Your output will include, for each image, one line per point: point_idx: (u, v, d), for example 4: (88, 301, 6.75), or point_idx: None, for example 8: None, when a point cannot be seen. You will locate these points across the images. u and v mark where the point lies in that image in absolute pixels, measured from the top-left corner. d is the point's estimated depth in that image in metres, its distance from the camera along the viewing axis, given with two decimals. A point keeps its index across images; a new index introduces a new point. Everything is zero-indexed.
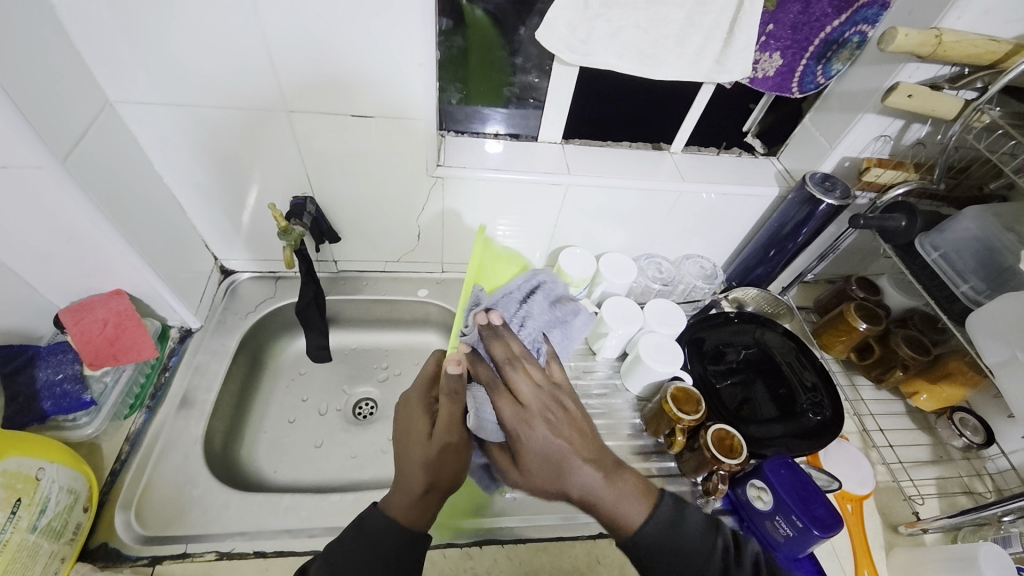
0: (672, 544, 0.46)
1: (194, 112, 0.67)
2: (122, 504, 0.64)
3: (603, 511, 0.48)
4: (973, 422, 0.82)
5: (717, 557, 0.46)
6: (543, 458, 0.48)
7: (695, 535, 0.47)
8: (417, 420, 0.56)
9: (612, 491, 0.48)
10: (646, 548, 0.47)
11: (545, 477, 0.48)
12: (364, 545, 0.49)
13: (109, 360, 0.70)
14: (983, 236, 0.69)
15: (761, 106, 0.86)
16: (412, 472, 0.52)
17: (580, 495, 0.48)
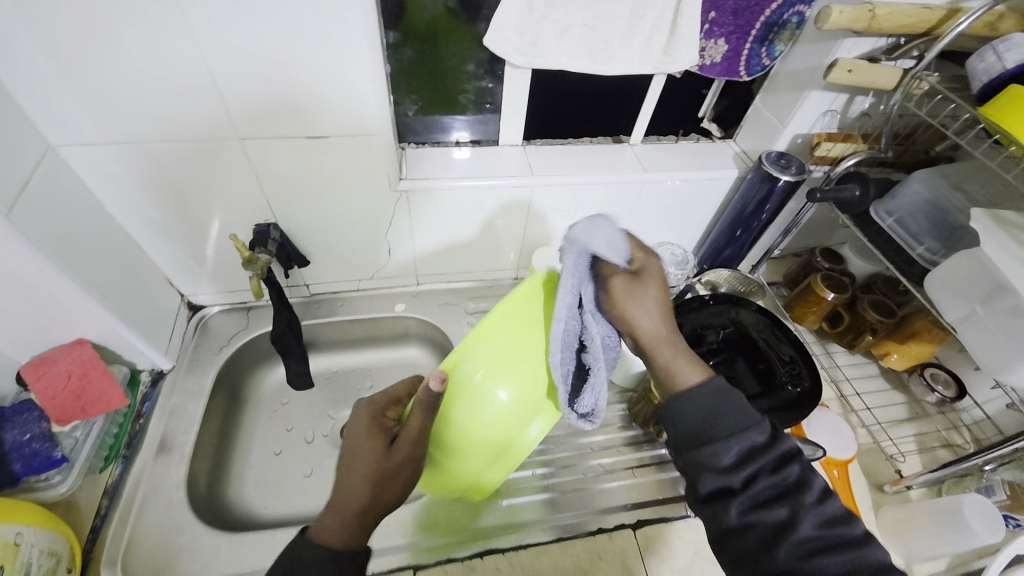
0: (719, 412, 0.50)
1: (142, 149, 0.64)
2: (107, 561, 0.62)
3: (670, 357, 0.54)
4: (944, 376, 0.85)
5: (762, 431, 0.49)
6: (637, 304, 0.54)
7: (743, 407, 0.50)
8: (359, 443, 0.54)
9: (684, 349, 0.54)
10: (696, 405, 0.51)
11: (632, 314, 0.54)
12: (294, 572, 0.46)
13: (77, 413, 0.67)
14: (934, 198, 0.73)
15: (713, 91, 0.88)
16: (353, 490, 0.50)
17: (656, 335, 0.55)
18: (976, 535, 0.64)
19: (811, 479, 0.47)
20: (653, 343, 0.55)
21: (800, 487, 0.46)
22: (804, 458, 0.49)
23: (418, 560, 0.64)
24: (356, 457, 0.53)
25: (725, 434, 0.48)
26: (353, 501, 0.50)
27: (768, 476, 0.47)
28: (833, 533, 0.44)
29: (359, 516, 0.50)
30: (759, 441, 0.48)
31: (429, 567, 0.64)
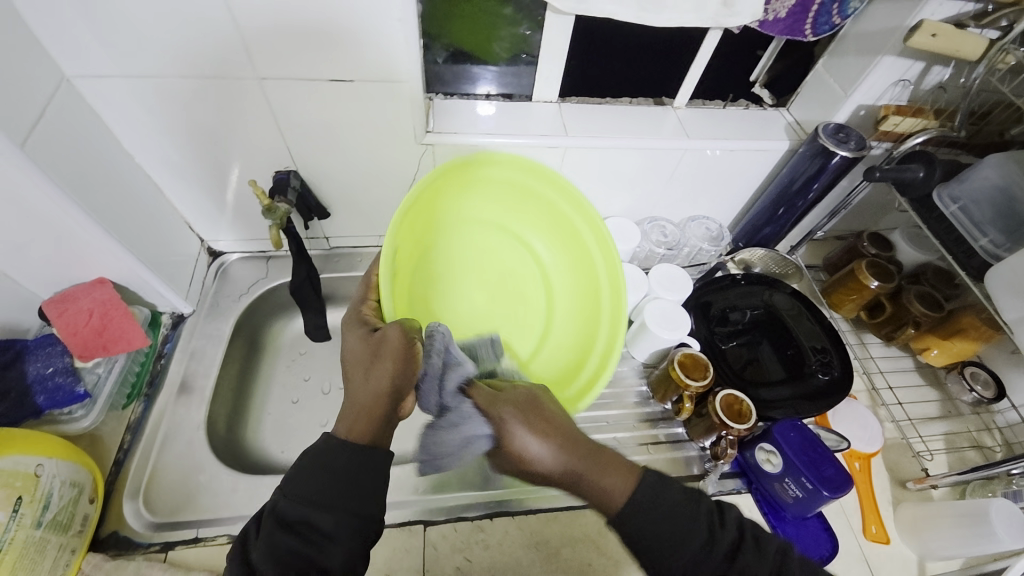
0: (656, 524, 0.42)
1: (160, 84, 0.61)
2: (129, 493, 0.64)
3: (588, 485, 0.44)
4: (984, 376, 0.80)
5: (697, 529, 0.41)
6: (524, 442, 0.46)
7: (674, 513, 0.42)
8: (358, 351, 0.51)
9: (591, 462, 0.45)
10: (636, 529, 0.42)
11: (527, 455, 0.46)
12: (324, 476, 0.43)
13: (99, 350, 0.67)
14: (1005, 184, 0.65)
15: (769, 53, 0.80)
16: (360, 383, 0.48)
17: (562, 470, 0.45)
18: (999, 541, 0.62)
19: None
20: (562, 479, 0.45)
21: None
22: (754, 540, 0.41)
23: (429, 516, 0.65)
24: (355, 365, 0.50)
25: (664, 547, 0.41)
26: (360, 396, 0.47)
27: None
28: None
29: (376, 401, 0.46)
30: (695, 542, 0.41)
31: (437, 522, 0.65)
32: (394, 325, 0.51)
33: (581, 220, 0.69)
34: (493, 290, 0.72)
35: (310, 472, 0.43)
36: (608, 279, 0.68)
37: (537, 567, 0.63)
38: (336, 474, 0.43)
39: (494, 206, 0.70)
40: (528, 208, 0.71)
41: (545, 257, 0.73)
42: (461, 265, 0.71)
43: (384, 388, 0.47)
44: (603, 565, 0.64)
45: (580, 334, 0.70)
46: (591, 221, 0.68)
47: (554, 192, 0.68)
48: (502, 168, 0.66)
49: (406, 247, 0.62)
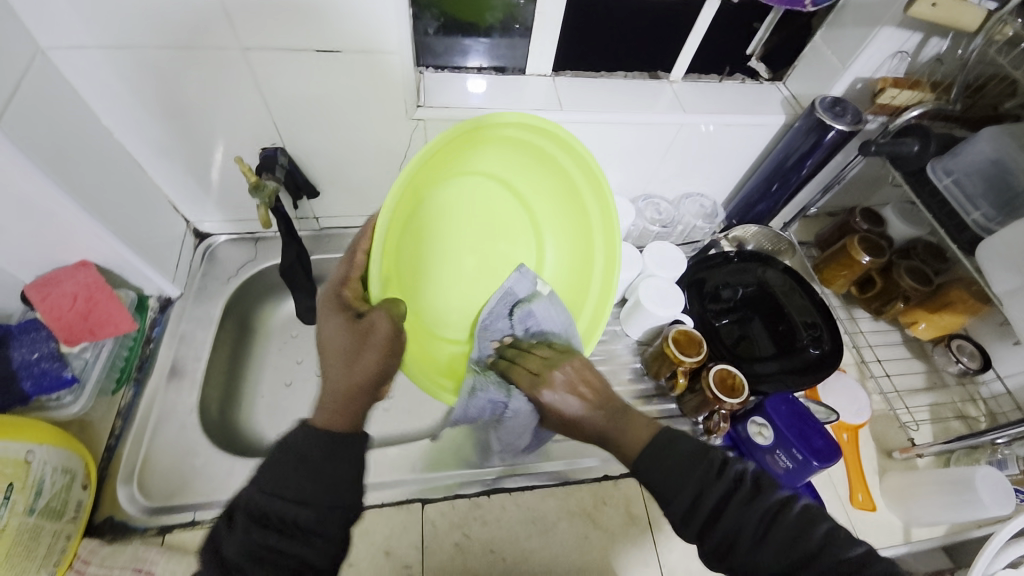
0: (662, 471, 0.42)
1: (135, 55, 0.58)
2: (123, 478, 0.63)
3: (617, 444, 0.46)
4: (970, 348, 0.82)
5: (698, 478, 0.41)
6: (568, 403, 0.50)
7: (681, 466, 0.41)
8: (340, 337, 0.50)
9: (620, 424, 0.47)
10: (647, 474, 0.42)
11: (569, 416, 0.50)
12: (291, 466, 0.40)
13: (86, 334, 0.66)
14: (997, 157, 0.66)
15: (767, 25, 0.78)
16: (334, 366, 0.47)
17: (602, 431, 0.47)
18: (986, 507, 0.65)
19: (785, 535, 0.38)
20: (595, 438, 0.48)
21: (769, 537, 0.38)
22: (753, 483, 0.41)
23: (427, 495, 0.66)
24: (333, 353, 0.49)
25: (668, 489, 0.41)
26: (338, 378, 0.46)
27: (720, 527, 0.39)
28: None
29: (350, 386, 0.46)
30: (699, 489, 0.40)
31: (435, 500, 0.66)
32: (377, 312, 0.51)
33: (586, 187, 0.61)
34: (483, 253, 0.65)
35: (287, 463, 0.40)
36: (606, 251, 0.63)
37: (535, 541, 0.64)
38: (310, 468, 0.40)
39: (502, 164, 0.61)
40: (535, 172, 0.62)
41: (546, 231, 0.66)
42: (451, 222, 0.62)
43: (362, 373, 0.47)
44: (599, 537, 0.66)
45: (567, 299, 0.67)
46: (603, 193, 0.60)
47: (568, 159, 0.60)
48: (517, 130, 0.57)
49: (402, 207, 0.56)
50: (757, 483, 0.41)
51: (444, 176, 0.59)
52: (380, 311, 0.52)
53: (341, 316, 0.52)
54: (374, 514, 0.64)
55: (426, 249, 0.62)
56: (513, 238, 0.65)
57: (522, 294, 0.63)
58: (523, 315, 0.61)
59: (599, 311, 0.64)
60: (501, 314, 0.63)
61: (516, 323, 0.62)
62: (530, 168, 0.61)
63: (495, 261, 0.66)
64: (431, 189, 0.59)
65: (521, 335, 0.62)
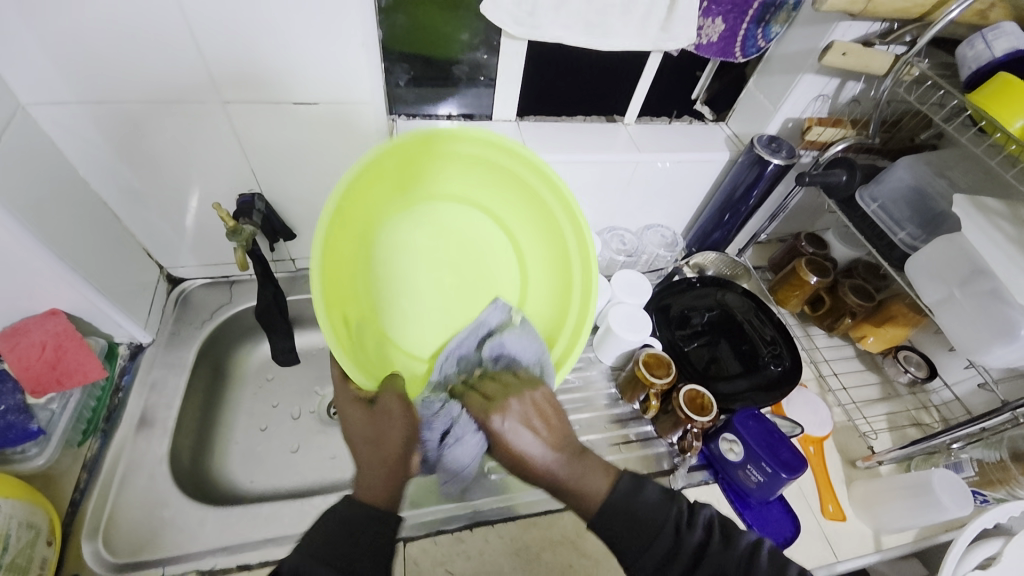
0: (627, 522, 0.46)
1: (116, 110, 0.61)
2: (87, 533, 0.61)
3: (575, 492, 0.48)
4: (916, 358, 0.88)
5: (665, 530, 0.45)
6: (511, 426, 0.51)
7: (647, 517, 0.46)
8: (358, 424, 0.53)
9: (574, 472, 0.49)
10: (608, 524, 0.46)
11: (519, 449, 0.50)
12: (342, 540, 0.43)
13: (52, 386, 0.65)
14: (917, 185, 0.75)
15: (707, 74, 0.87)
16: (371, 471, 0.49)
17: (555, 474, 0.49)
18: (945, 508, 0.68)
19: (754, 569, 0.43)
20: (542, 475, 0.50)
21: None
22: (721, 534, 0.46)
23: (408, 532, 0.65)
24: (360, 446, 0.52)
25: (637, 541, 0.45)
26: (382, 461, 0.49)
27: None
28: None
29: (384, 462, 0.49)
30: (666, 544, 0.45)
31: (417, 536, 0.65)
32: (392, 397, 0.54)
33: (560, 210, 0.64)
34: (456, 272, 0.69)
35: (335, 534, 0.43)
36: (582, 265, 0.65)
37: (518, 574, 0.64)
38: (354, 537, 0.43)
39: (469, 183, 0.65)
40: (506, 190, 0.66)
41: (523, 246, 0.69)
42: (421, 240, 0.67)
43: (399, 446, 0.51)
44: (582, 566, 0.66)
45: (544, 322, 0.68)
46: (570, 207, 0.63)
47: (536, 177, 0.63)
48: (470, 146, 0.61)
49: (358, 222, 0.60)
50: (724, 530, 0.46)
51: (409, 198, 0.64)
52: (392, 395, 0.54)
53: (358, 408, 0.54)
54: None
55: (393, 263, 0.67)
56: (486, 252, 0.69)
57: (495, 324, 0.64)
58: (494, 345, 0.61)
59: (579, 328, 0.64)
60: (472, 346, 0.63)
61: (484, 354, 0.61)
62: (495, 186, 0.66)
63: (470, 277, 0.69)
64: (396, 210, 0.64)
65: (489, 365, 0.60)
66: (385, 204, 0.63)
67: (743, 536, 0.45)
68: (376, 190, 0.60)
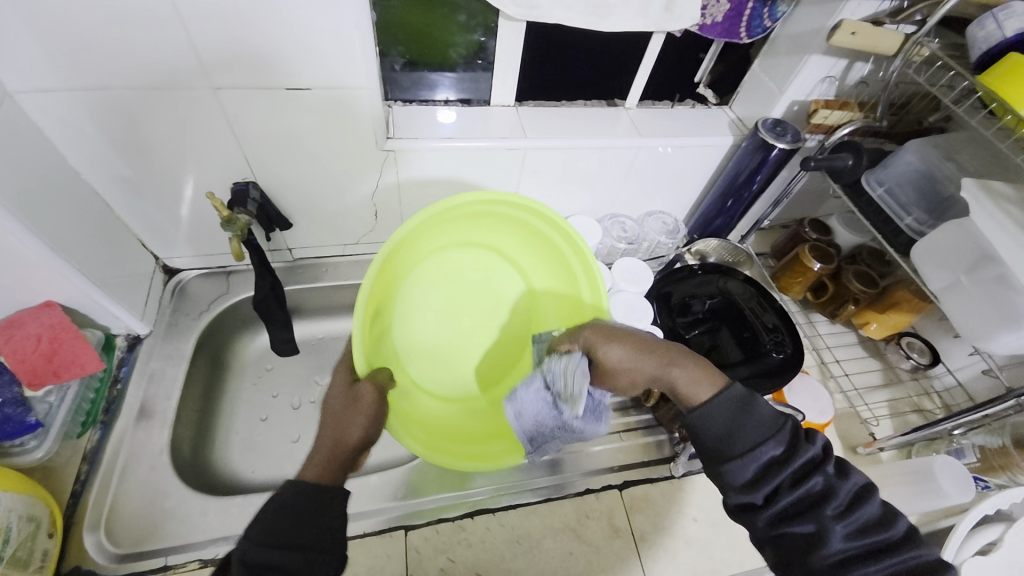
0: (733, 425, 0.47)
1: (103, 96, 0.59)
2: (89, 525, 0.61)
3: (677, 387, 0.51)
4: (919, 344, 0.87)
5: (779, 442, 0.45)
6: (615, 346, 0.54)
7: (760, 423, 0.47)
8: (334, 400, 0.55)
9: (679, 369, 0.52)
10: (715, 421, 0.47)
11: (622, 361, 0.53)
12: (284, 521, 0.43)
13: (50, 377, 0.64)
14: (925, 167, 0.73)
15: (711, 55, 0.85)
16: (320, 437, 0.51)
17: (658, 376, 0.52)
18: (946, 495, 0.68)
19: (836, 488, 0.43)
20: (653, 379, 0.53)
21: (822, 497, 0.43)
22: (833, 466, 0.45)
23: (409, 521, 0.65)
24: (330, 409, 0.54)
25: (738, 438, 0.46)
26: (327, 437, 0.50)
27: (788, 491, 0.44)
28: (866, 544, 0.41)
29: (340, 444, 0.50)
30: (776, 453, 0.45)
31: (419, 525, 0.65)
32: (366, 386, 0.55)
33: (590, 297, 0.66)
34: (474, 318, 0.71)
35: (271, 519, 0.43)
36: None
37: (520, 561, 0.64)
38: (298, 522, 0.43)
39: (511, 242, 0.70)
40: (546, 262, 0.69)
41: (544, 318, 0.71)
42: (453, 282, 0.70)
43: (358, 435, 0.51)
44: (583, 553, 0.66)
45: None
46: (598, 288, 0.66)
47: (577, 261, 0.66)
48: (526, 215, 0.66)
49: (404, 246, 0.63)
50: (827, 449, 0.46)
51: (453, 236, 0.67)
52: (368, 383, 0.56)
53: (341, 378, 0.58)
54: (356, 545, 0.63)
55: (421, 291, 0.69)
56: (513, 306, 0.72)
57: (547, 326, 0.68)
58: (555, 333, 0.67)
59: None
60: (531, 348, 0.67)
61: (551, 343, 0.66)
62: (537, 255, 0.70)
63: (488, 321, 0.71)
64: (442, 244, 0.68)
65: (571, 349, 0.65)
66: (436, 233, 0.66)
67: (853, 475, 0.44)
68: (432, 222, 0.64)
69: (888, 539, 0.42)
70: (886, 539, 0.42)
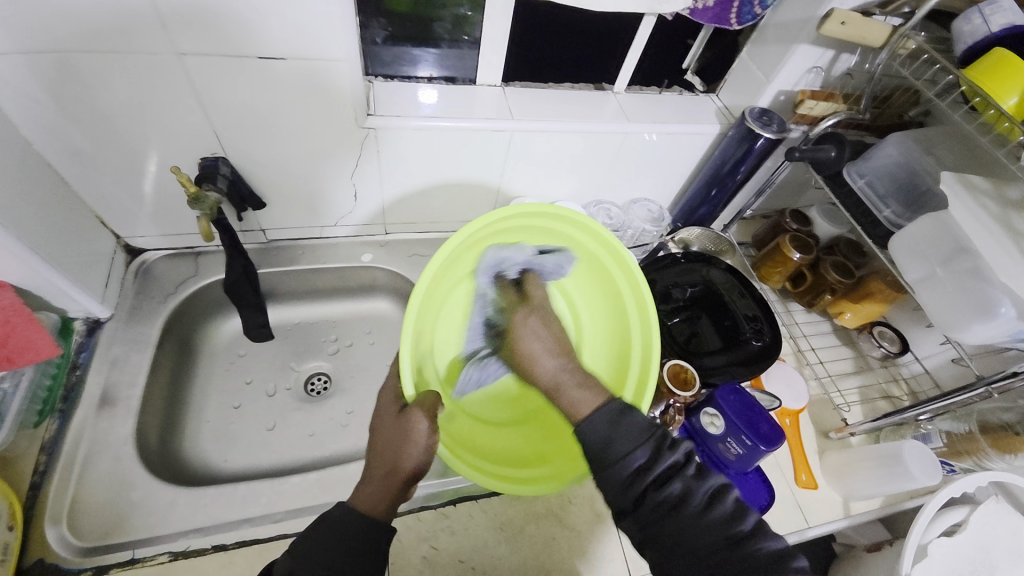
0: (607, 436, 0.50)
1: (55, 59, 0.54)
2: (49, 519, 0.57)
3: (562, 395, 0.56)
4: (890, 334, 0.91)
5: (645, 449, 0.49)
6: (528, 342, 0.61)
7: (634, 431, 0.50)
8: (386, 426, 0.54)
9: (574, 380, 0.57)
10: (589, 431, 0.52)
11: (528, 354, 0.60)
12: (330, 539, 0.47)
13: (2, 364, 0.60)
14: (905, 160, 0.74)
15: (700, 41, 0.85)
16: (373, 464, 0.52)
17: (555, 380, 0.58)
18: (914, 478, 0.71)
19: (694, 488, 0.47)
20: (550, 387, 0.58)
21: (683, 503, 0.47)
22: (693, 468, 0.49)
23: (390, 510, 0.64)
24: (380, 437, 0.54)
25: (607, 455, 0.49)
26: (380, 469, 0.51)
27: (653, 493, 0.47)
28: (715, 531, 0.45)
29: (391, 475, 0.51)
30: (643, 462, 0.48)
31: (401, 513, 0.64)
32: (418, 413, 0.52)
33: (626, 283, 0.66)
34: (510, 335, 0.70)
35: (319, 535, 0.47)
36: (642, 348, 0.65)
37: (503, 547, 0.64)
38: (343, 543, 0.47)
39: (554, 259, 0.69)
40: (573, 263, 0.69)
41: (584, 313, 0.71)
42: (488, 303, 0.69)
43: (412, 464, 0.51)
44: (566, 537, 0.66)
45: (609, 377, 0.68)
46: (641, 294, 0.65)
47: (623, 276, 0.66)
48: (568, 226, 0.65)
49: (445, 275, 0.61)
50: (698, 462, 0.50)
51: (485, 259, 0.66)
52: (419, 410, 0.53)
53: (393, 406, 0.56)
54: None
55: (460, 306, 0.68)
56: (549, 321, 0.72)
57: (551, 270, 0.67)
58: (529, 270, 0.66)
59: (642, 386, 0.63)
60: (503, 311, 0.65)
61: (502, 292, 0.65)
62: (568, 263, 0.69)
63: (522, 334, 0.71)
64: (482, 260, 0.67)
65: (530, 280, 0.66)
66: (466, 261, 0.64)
67: (712, 477, 0.48)
68: (468, 249, 0.62)
69: (739, 531, 0.45)
70: (737, 536, 0.45)
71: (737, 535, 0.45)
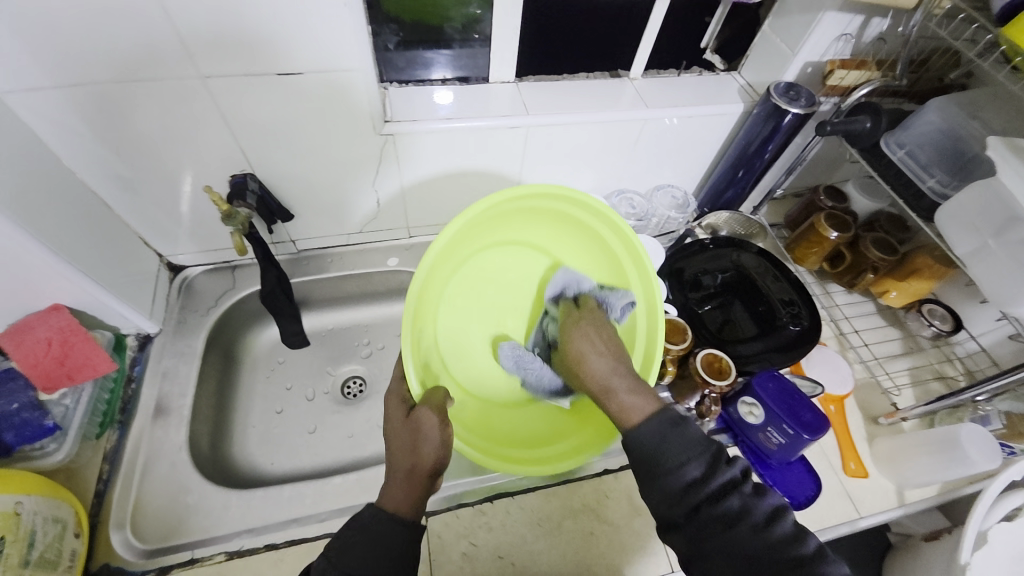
0: (663, 444, 0.48)
1: (94, 92, 0.58)
2: (114, 524, 0.61)
3: (612, 400, 0.53)
4: (941, 311, 0.85)
5: (702, 463, 0.47)
6: (580, 342, 0.58)
7: (691, 442, 0.48)
8: (399, 431, 0.54)
9: (632, 386, 0.53)
10: (640, 441, 0.49)
11: (581, 356, 0.57)
12: (364, 541, 0.48)
13: (64, 380, 0.64)
14: (948, 127, 0.69)
15: (718, 19, 0.81)
16: (392, 462, 0.52)
17: (601, 386, 0.54)
18: (973, 462, 0.67)
19: (754, 506, 0.45)
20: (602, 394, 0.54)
21: (743, 518, 0.45)
22: (750, 486, 0.47)
23: (430, 508, 0.66)
24: (395, 438, 0.54)
25: (662, 462, 0.48)
26: (400, 467, 0.51)
27: (709, 508, 0.46)
28: (778, 555, 0.43)
29: (411, 472, 0.51)
30: (697, 474, 0.47)
31: (439, 511, 0.65)
32: (428, 411, 0.53)
33: (623, 248, 0.63)
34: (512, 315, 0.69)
35: (355, 539, 0.48)
36: (648, 321, 0.63)
37: (541, 542, 0.64)
38: (377, 545, 0.48)
39: (551, 232, 0.66)
40: (564, 232, 0.66)
41: None
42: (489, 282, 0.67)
43: (431, 458, 0.51)
44: (605, 532, 0.66)
45: (615, 346, 0.66)
46: (641, 259, 0.62)
47: (623, 247, 0.63)
48: (561, 204, 0.61)
49: (441, 263, 0.60)
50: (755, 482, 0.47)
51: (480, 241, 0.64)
52: (428, 408, 0.53)
53: (401, 410, 0.57)
54: None
55: (462, 294, 0.66)
56: None
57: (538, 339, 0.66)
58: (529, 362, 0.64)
59: (649, 362, 0.61)
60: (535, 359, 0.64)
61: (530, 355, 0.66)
62: (571, 237, 0.66)
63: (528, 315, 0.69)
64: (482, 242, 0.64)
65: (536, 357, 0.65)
66: (464, 245, 0.62)
67: (770, 497, 0.46)
68: (465, 233, 0.60)
69: (797, 556, 0.43)
70: (800, 558, 0.43)
71: (798, 560, 0.43)
